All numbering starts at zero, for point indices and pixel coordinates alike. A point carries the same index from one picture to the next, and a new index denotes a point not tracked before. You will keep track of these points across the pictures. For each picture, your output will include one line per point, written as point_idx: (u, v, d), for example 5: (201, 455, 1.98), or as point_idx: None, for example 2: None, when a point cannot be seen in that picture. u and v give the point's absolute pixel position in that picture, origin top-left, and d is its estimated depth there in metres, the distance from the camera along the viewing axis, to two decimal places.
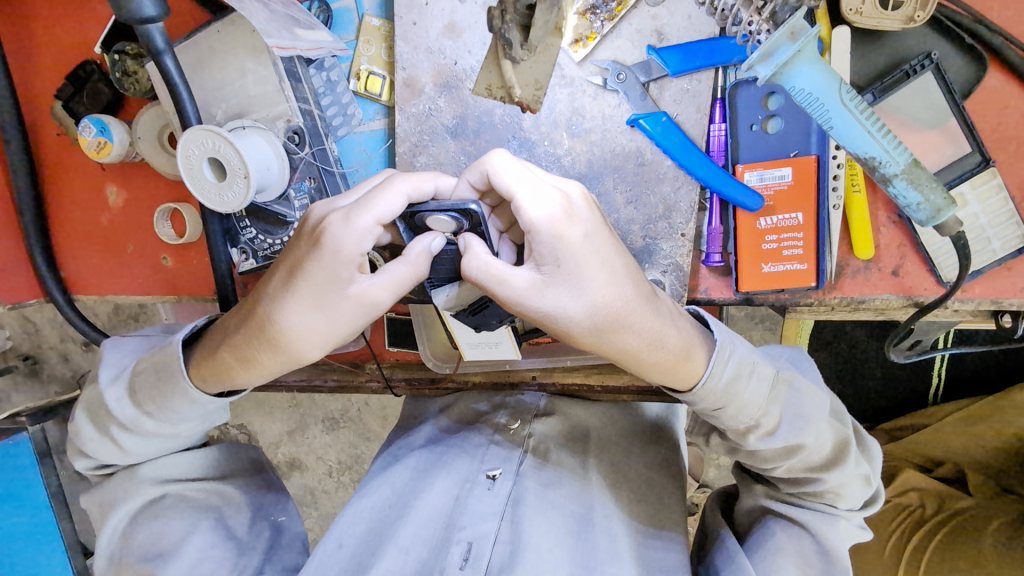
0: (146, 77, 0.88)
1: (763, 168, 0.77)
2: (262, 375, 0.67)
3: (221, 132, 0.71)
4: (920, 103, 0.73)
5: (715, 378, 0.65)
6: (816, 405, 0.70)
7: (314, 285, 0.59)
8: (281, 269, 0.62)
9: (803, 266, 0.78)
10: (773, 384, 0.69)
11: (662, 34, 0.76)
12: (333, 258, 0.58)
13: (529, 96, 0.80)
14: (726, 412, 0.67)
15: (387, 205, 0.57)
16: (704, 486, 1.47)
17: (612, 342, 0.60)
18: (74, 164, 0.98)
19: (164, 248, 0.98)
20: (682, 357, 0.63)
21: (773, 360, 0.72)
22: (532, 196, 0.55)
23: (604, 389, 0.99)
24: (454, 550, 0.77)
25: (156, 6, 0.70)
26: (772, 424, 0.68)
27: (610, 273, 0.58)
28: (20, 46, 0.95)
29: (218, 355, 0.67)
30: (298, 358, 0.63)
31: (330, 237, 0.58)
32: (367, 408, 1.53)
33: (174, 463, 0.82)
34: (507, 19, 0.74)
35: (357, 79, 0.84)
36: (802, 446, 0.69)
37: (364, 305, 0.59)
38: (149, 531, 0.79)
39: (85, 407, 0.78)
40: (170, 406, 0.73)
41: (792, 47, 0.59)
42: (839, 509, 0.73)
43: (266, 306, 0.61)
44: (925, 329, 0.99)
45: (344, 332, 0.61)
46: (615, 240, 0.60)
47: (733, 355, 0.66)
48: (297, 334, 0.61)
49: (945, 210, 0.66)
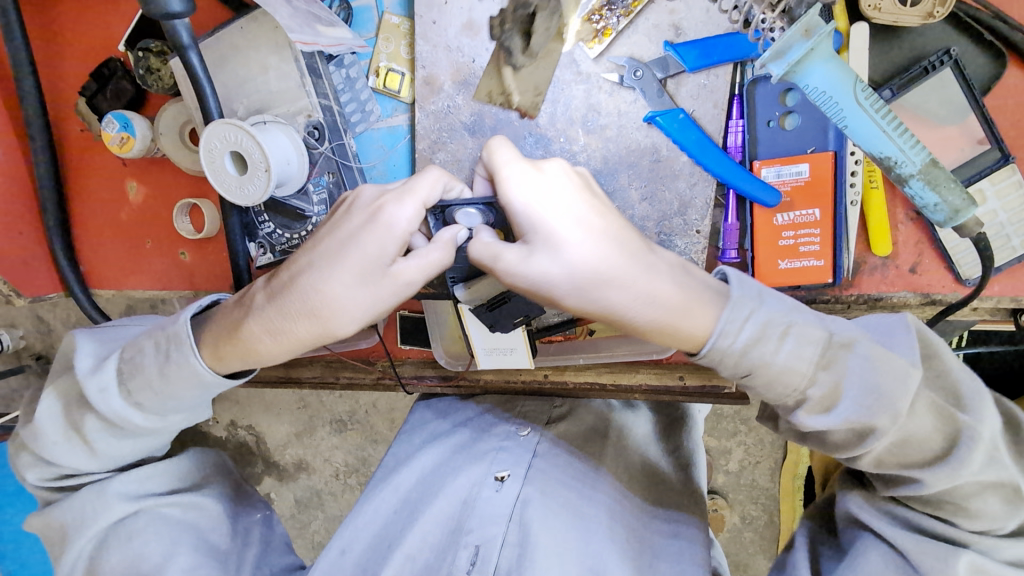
0: (170, 74, 0.89)
1: (781, 165, 0.77)
2: (289, 350, 0.66)
3: (244, 126, 0.72)
4: (938, 99, 0.73)
5: (727, 339, 0.60)
6: (895, 378, 0.59)
7: (358, 258, 0.61)
8: (328, 242, 0.64)
9: (820, 263, 0.78)
10: (825, 350, 0.60)
11: (679, 30, 0.76)
12: (384, 231, 0.61)
13: (528, 103, 0.81)
14: (756, 379, 0.61)
15: (431, 190, 0.63)
16: (714, 493, 1.43)
17: (600, 304, 0.60)
18: (96, 161, 1.00)
19: (183, 243, 0.99)
20: (680, 313, 0.60)
21: (829, 321, 0.62)
22: (509, 174, 0.61)
23: (616, 387, 1.00)
24: (461, 553, 0.78)
25: (183, 1, 0.71)
26: (828, 397, 0.61)
27: (585, 234, 0.59)
28: (46, 43, 0.96)
29: (242, 327, 0.66)
30: (329, 331, 0.63)
31: (385, 214, 0.62)
32: (375, 411, 1.53)
33: (148, 476, 0.81)
34: (508, 28, 0.80)
35: (377, 76, 0.85)
36: (873, 429, 0.60)
37: (400, 284, 0.62)
38: (124, 554, 0.76)
39: (59, 399, 0.77)
40: (170, 393, 0.72)
41: (805, 45, 0.60)
42: (963, 530, 0.62)
43: (307, 278, 0.63)
44: (942, 330, 0.97)
45: (381, 311, 0.63)
46: (597, 204, 0.62)
47: (756, 310, 0.60)
48: (335, 308, 0.62)
49: (963, 210, 0.65)
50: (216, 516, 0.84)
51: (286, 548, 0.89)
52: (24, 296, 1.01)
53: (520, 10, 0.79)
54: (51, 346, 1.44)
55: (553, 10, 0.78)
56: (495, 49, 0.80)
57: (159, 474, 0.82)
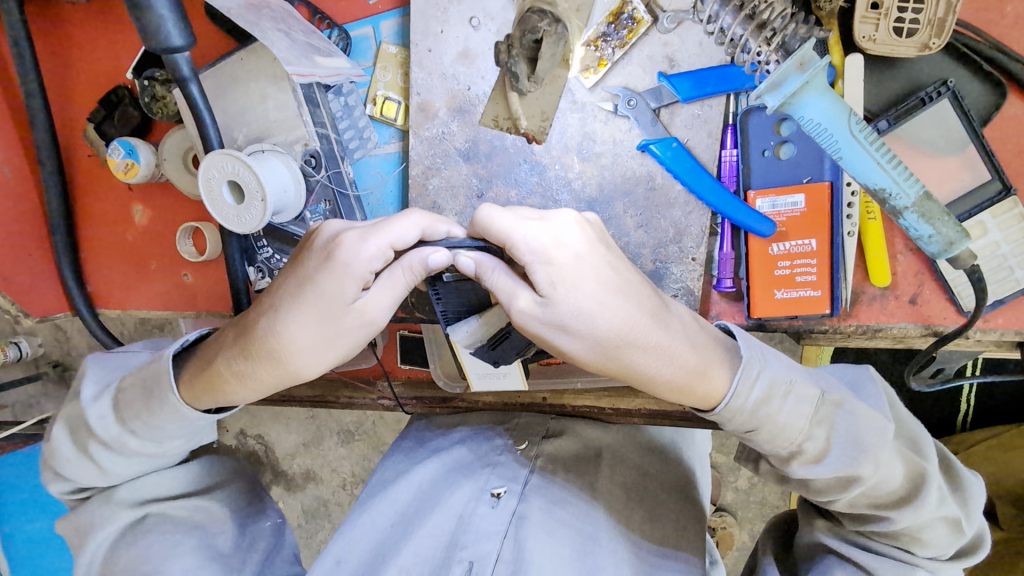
0: (173, 101, 0.92)
1: (776, 195, 0.76)
2: (259, 390, 0.67)
3: (240, 157, 0.74)
4: (937, 130, 0.72)
5: (739, 399, 0.63)
6: (875, 431, 0.65)
7: (318, 299, 0.62)
8: (290, 281, 0.64)
9: (817, 293, 0.76)
10: (818, 406, 0.65)
11: (673, 61, 0.76)
12: (342, 272, 0.61)
13: (535, 128, 0.81)
14: (762, 436, 0.65)
15: (401, 234, 0.61)
16: (722, 510, 1.41)
17: (619, 358, 0.60)
18: (104, 184, 1.02)
19: (186, 265, 1.01)
20: (698, 374, 0.62)
21: (818, 379, 0.67)
22: (524, 227, 0.58)
23: (614, 411, 1.01)
24: (455, 568, 0.78)
25: (183, 36, 0.73)
26: (820, 451, 0.65)
27: (603, 293, 0.59)
28: (56, 72, 0.99)
29: (213, 366, 0.68)
30: (294, 373, 0.65)
31: (344, 253, 0.61)
32: (382, 422, 1.54)
33: (155, 483, 0.80)
34: (515, 53, 0.78)
35: (374, 104, 0.87)
36: (858, 477, 0.64)
37: (368, 318, 0.63)
38: (129, 556, 0.77)
39: (64, 422, 0.77)
40: (158, 424, 0.72)
41: (801, 77, 0.58)
42: (917, 557, 0.68)
43: (268, 319, 0.63)
44: (949, 355, 0.94)
45: (343, 347, 0.64)
46: (610, 258, 0.60)
47: (762, 372, 0.64)
48: (297, 347, 0.63)
49: (957, 242, 0.63)
50: (225, 519, 0.84)
51: (292, 558, 0.88)
52: (31, 317, 1.03)
53: (528, 36, 0.77)
54: (65, 358, 1.47)
55: (560, 36, 0.76)
56: (499, 75, 0.80)
57: (168, 480, 0.82)
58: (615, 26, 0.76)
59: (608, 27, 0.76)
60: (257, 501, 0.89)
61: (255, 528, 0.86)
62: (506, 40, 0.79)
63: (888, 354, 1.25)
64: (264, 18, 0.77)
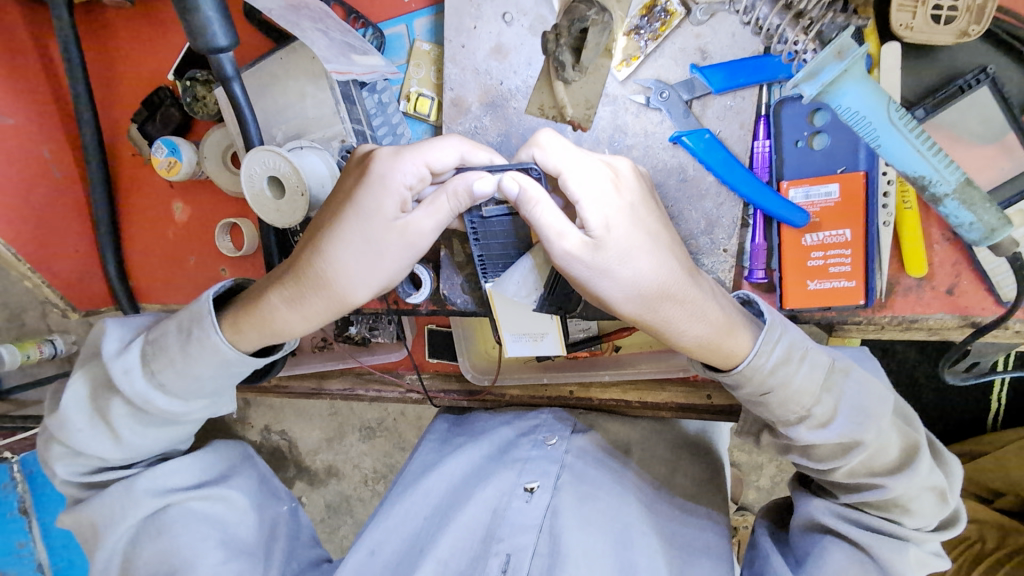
0: (214, 101, 0.95)
1: (810, 185, 0.76)
2: (312, 322, 0.69)
3: (282, 152, 0.76)
4: (976, 118, 0.71)
5: (762, 357, 0.64)
6: (876, 399, 0.66)
7: (357, 217, 0.64)
8: (332, 206, 0.67)
9: (851, 284, 0.76)
10: (828, 373, 0.66)
11: (705, 53, 0.77)
12: (381, 188, 0.64)
13: (581, 116, 0.81)
14: (775, 398, 0.66)
15: (437, 154, 0.65)
16: (743, 509, 1.40)
17: (658, 311, 0.62)
18: (145, 182, 1.06)
19: (223, 260, 1.04)
20: (725, 331, 0.64)
21: (828, 349, 0.69)
22: (587, 167, 0.62)
23: (642, 405, 0.97)
24: (492, 560, 0.80)
25: (228, 36, 0.75)
26: (826, 415, 0.66)
27: (645, 248, 0.61)
28: (104, 75, 1.02)
29: (262, 299, 0.69)
30: (345, 299, 0.66)
31: (381, 169, 0.64)
32: (403, 418, 1.55)
33: (171, 471, 0.80)
34: (561, 42, 0.79)
35: (407, 101, 0.88)
36: (859, 442, 0.66)
37: (411, 237, 0.65)
38: (155, 549, 0.77)
39: (88, 391, 0.77)
40: (193, 371, 0.73)
41: (839, 66, 0.58)
42: (907, 528, 0.69)
43: (309, 246, 0.66)
44: (982, 350, 0.92)
45: (388, 272, 0.66)
46: (655, 216, 0.64)
47: (784, 335, 0.65)
48: (341, 269, 0.65)
49: (999, 230, 0.63)
50: (245, 509, 0.83)
51: (312, 541, 0.93)
52: (78, 312, 1.11)
53: (575, 25, 0.79)
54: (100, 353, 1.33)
55: (607, 24, 0.78)
56: (546, 62, 0.81)
57: (184, 468, 0.81)
58: (648, 19, 0.77)
59: (640, 19, 0.78)
60: (271, 489, 0.90)
61: (273, 511, 0.88)
62: (552, 29, 0.80)
63: (916, 351, 1.24)
64: (304, 19, 0.78)
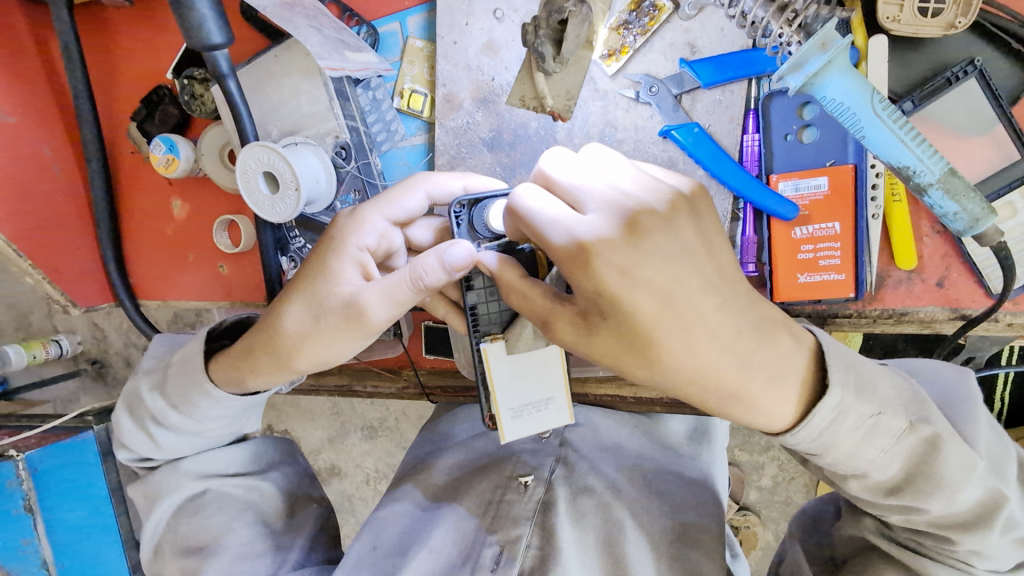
0: (211, 99, 0.96)
1: (799, 178, 0.76)
2: (274, 380, 0.73)
3: (276, 148, 0.77)
4: (964, 110, 0.71)
5: (813, 426, 0.56)
6: (960, 467, 0.56)
7: (317, 283, 0.69)
8: (308, 263, 0.71)
9: (841, 276, 0.76)
10: (900, 437, 0.56)
11: (694, 47, 0.78)
12: (336, 247, 0.70)
13: (560, 106, 0.82)
14: (826, 460, 0.58)
15: (394, 207, 0.73)
16: (745, 509, 1.39)
17: (715, 386, 0.57)
18: (145, 180, 1.07)
19: (222, 257, 1.05)
20: (778, 393, 0.56)
21: (914, 403, 0.58)
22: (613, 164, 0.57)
23: (636, 400, 0.98)
24: (486, 551, 0.79)
25: (223, 34, 0.76)
26: (888, 479, 0.58)
27: (705, 325, 0.54)
28: (104, 75, 1.04)
29: (232, 359, 0.73)
30: (288, 360, 0.70)
31: (343, 233, 0.70)
32: (404, 417, 1.56)
33: (213, 459, 0.82)
34: (540, 34, 0.75)
35: (401, 98, 0.89)
36: (925, 505, 0.57)
37: (361, 304, 0.66)
38: (191, 526, 0.78)
39: (127, 402, 0.81)
40: (191, 398, 0.75)
41: (824, 57, 0.58)
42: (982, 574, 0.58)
43: (275, 304, 0.71)
44: (979, 345, 0.92)
45: (338, 338, 0.68)
46: (678, 227, 0.54)
47: (847, 403, 0.55)
48: (293, 335, 0.69)
49: (983, 219, 0.63)
50: (274, 501, 0.85)
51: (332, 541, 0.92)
52: (79, 307, 1.12)
53: (553, 17, 0.74)
54: (105, 352, 1.27)
55: (584, 17, 0.73)
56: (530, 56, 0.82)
57: (226, 457, 0.83)
58: (636, 14, 0.79)
59: (630, 15, 0.79)
60: (307, 485, 0.91)
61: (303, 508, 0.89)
62: (531, 22, 0.75)
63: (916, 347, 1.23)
64: (297, 15, 0.79)
